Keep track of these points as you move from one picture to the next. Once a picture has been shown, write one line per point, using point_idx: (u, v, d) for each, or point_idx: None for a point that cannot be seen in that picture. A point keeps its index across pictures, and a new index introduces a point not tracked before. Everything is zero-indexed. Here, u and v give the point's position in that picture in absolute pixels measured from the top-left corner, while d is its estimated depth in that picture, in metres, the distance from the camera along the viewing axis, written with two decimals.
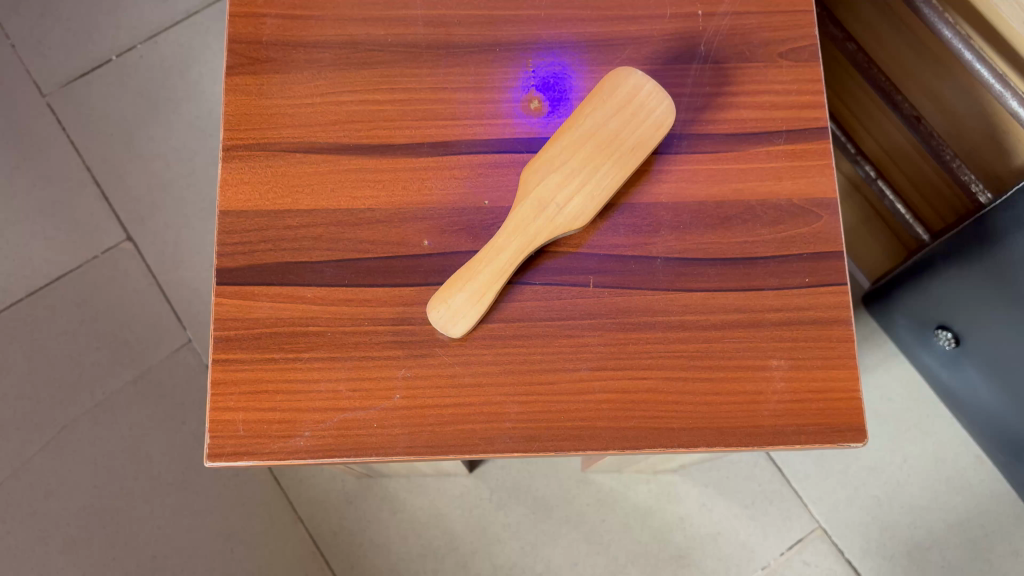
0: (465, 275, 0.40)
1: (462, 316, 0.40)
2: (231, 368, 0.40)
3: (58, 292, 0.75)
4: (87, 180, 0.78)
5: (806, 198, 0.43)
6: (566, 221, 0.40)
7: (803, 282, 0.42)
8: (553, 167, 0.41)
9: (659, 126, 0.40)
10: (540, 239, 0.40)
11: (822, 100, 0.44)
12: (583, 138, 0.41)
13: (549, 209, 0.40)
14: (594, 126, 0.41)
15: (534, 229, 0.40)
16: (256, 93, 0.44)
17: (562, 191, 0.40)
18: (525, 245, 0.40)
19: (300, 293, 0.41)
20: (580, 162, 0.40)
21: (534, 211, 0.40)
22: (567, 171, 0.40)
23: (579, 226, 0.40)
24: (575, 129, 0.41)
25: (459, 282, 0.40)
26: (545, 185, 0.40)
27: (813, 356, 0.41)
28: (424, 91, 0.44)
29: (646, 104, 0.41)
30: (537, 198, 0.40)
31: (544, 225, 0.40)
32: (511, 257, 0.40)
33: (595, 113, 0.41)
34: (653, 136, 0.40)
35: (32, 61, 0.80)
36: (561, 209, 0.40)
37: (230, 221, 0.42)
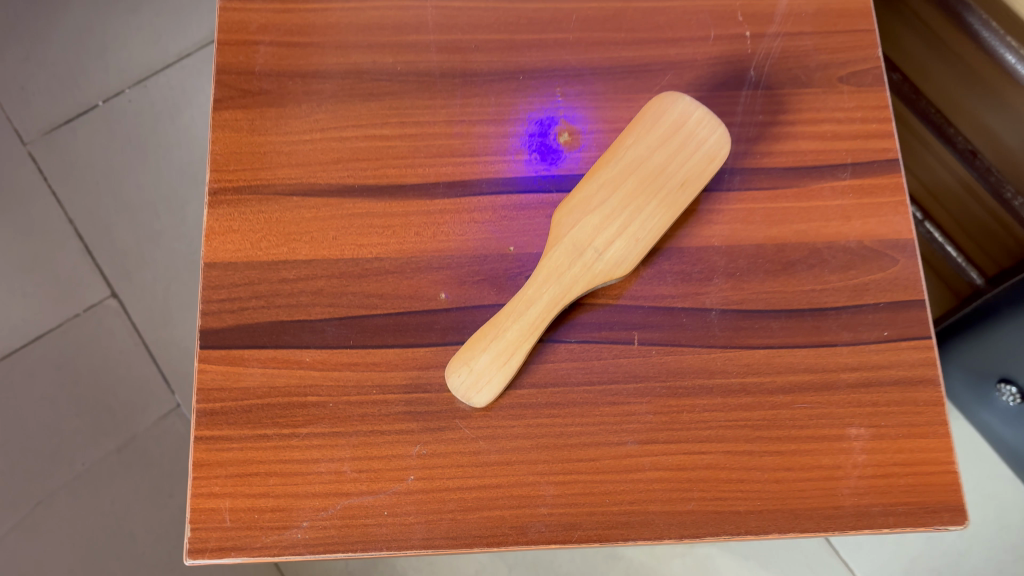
0: (488, 333, 0.35)
1: (486, 381, 0.34)
2: (216, 447, 0.34)
3: (36, 354, 0.69)
4: (69, 233, 0.72)
5: (879, 239, 0.37)
6: (606, 269, 0.35)
7: (881, 336, 0.36)
8: (590, 206, 0.35)
9: (711, 157, 0.35)
10: (576, 289, 0.35)
11: (890, 129, 0.39)
12: (623, 173, 0.35)
13: (586, 256, 0.35)
14: (636, 159, 0.35)
15: (569, 278, 0.35)
16: (247, 128, 0.38)
17: (601, 233, 0.35)
18: (559, 297, 0.35)
19: (297, 358, 0.35)
20: (622, 200, 0.35)
21: (570, 257, 0.35)
22: (607, 210, 0.35)
23: (620, 274, 0.35)
24: (614, 162, 0.35)
25: (483, 340, 0.35)
26: (581, 227, 0.35)
27: (897, 423, 0.35)
28: (438, 125, 0.38)
29: (696, 133, 0.35)
30: (573, 243, 0.35)
31: (580, 274, 0.35)
32: (542, 311, 0.34)
33: (637, 145, 0.35)
34: (705, 170, 0.35)
35: (14, 106, 0.75)
36: (600, 255, 0.35)
37: (216, 274, 0.36)
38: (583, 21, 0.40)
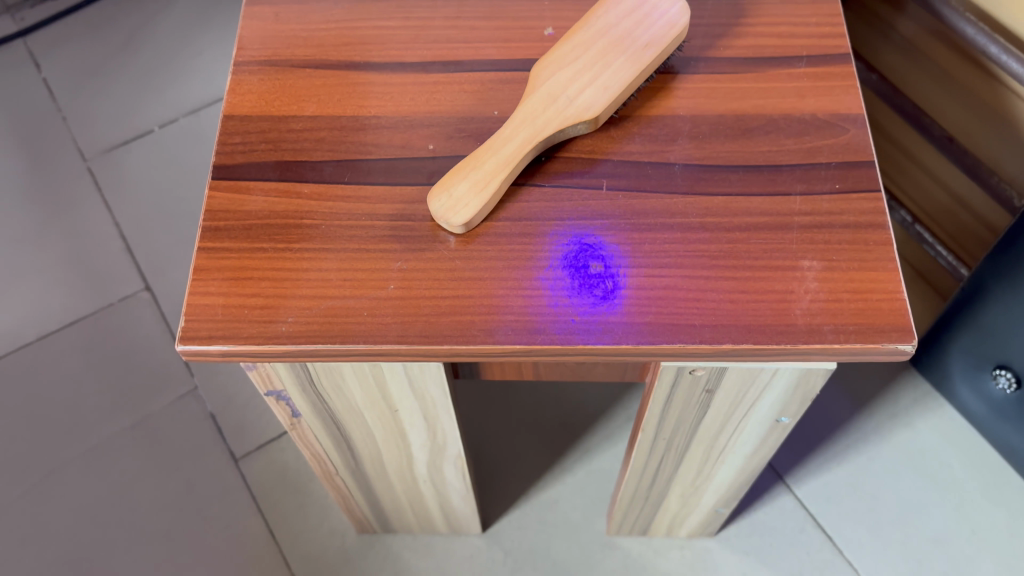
0: (468, 165, 0.38)
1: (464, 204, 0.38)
2: (216, 256, 0.37)
3: (69, 337, 0.73)
4: (114, 235, 0.78)
5: (831, 113, 0.41)
6: (577, 112, 0.39)
7: (833, 189, 0.39)
8: (564, 64, 0.39)
9: (673, 24, 0.40)
10: (549, 128, 0.38)
11: (842, 32, 0.43)
12: (594, 37, 0.40)
13: (559, 101, 0.39)
14: (606, 26, 0.40)
15: (543, 120, 0.38)
16: (273, 18, 0.44)
17: (573, 84, 0.39)
18: (534, 134, 0.38)
19: (296, 189, 0.39)
20: (592, 58, 0.39)
21: (545, 103, 0.39)
22: (579, 66, 0.39)
23: (590, 118, 0.39)
24: (587, 30, 0.40)
25: (463, 171, 0.38)
26: (556, 79, 0.39)
27: (848, 258, 0.37)
28: (438, 21, 0.44)
29: (659, 6, 0.40)
30: (548, 92, 0.39)
31: (553, 116, 0.38)
32: (518, 146, 0.38)
33: (607, 16, 0.40)
34: (668, 34, 0.39)
35: (80, 131, 0.84)
36: (572, 101, 0.39)
37: (232, 123, 0.41)
38: None
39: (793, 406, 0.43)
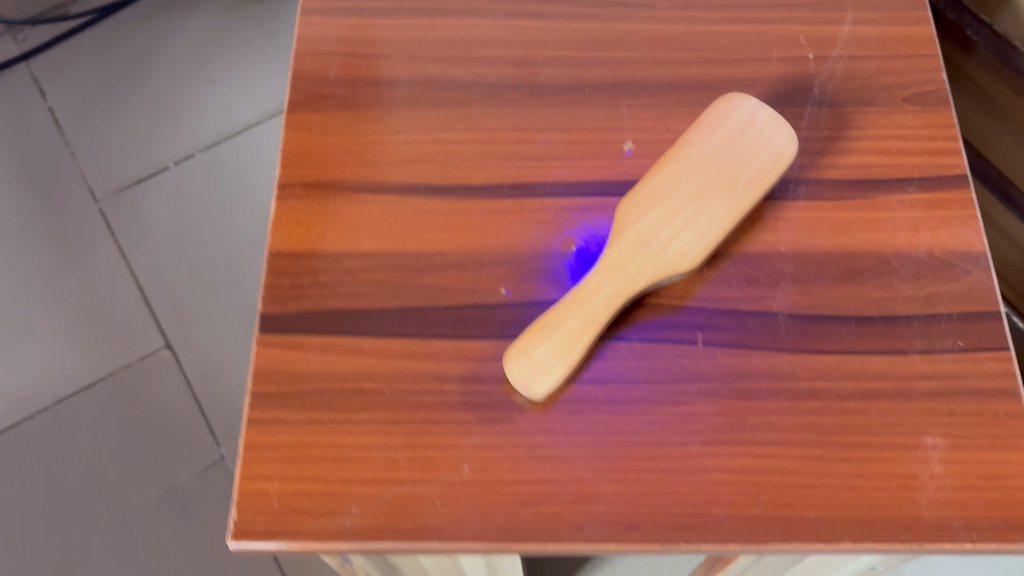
0: (549, 323, 0.34)
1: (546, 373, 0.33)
2: (269, 429, 0.33)
3: (89, 399, 0.71)
4: (132, 287, 0.75)
5: (949, 251, 0.36)
6: (671, 262, 0.34)
7: (955, 346, 0.35)
8: (655, 201, 0.35)
9: (778, 155, 0.35)
10: (640, 281, 0.34)
11: (957, 148, 0.39)
12: (688, 169, 0.35)
13: (651, 248, 0.34)
14: (702, 156, 0.35)
15: (634, 271, 0.34)
16: (319, 129, 0.39)
17: (666, 227, 0.35)
18: (623, 289, 0.34)
19: (354, 345, 0.35)
20: (687, 195, 0.35)
21: (634, 251, 0.34)
22: (673, 205, 0.35)
23: (685, 268, 0.34)
24: (679, 160, 0.35)
25: (543, 330, 0.34)
26: (646, 221, 0.35)
27: (977, 433, 0.33)
28: (503, 131, 0.39)
29: (763, 132, 0.35)
30: (637, 236, 0.35)
31: (645, 266, 0.34)
32: (606, 302, 0.34)
33: (702, 143, 0.35)
34: (772, 168, 0.35)
35: (91, 170, 0.80)
36: (666, 249, 0.34)
37: (280, 262, 0.36)
38: (649, 41, 0.41)
39: (893, 560, 0.39)
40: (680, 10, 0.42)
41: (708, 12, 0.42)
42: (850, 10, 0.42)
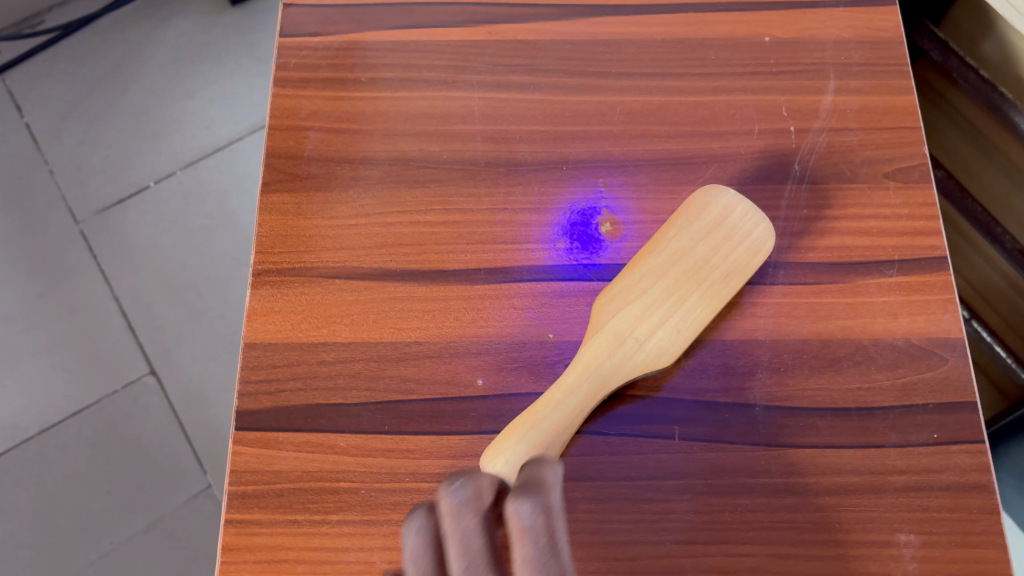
0: (523, 425, 0.32)
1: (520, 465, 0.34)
2: (246, 531, 0.34)
3: (73, 429, 0.70)
4: (114, 310, 0.73)
5: (926, 337, 0.36)
6: (647, 358, 0.34)
7: (931, 438, 0.35)
8: (632, 296, 0.35)
9: (755, 250, 0.35)
10: (616, 378, 0.34)
11: (937, 226, 0.38)
12: (666, 263, 0.35)
13: (628, 344, 0.34)
14: (679, 249, 0.35)
15: (613, 366, 0.34)
16: (294, 212, 0.39)
17: (643, 322, 0.34)
18: (599, 386, 0.34)
19: (331, 442, 0.35)
20: (665, 290, 0.35)
21: (614, 347, 0.34)
22: (650, 300, 0.35)
23: (661, 365, 0.34)
24: (657, 253, 0.35)
25: (517, 432, 0.32)
26: (624, 317, 0.34)
27: (950, 530, 0.33)
28: (480, 212, 0.39)
29: (740, 226, 0.35)
30: (614, 332, 0.34)
31: (621, 363, 0.34)
32: (582, 400, 0.33)
33: (680, 236, 0.35)
34: (749, 263, 0.35)
35: (68, 186, 0.78)
36: (646, 345, 0.34)
37: (255, 354, 0.36)
38: (627, 114, 0.40)
39: None
40: (660, 79, 0.41)
41: (688, 81, 0.41)
42: (832, 78, 0.41)
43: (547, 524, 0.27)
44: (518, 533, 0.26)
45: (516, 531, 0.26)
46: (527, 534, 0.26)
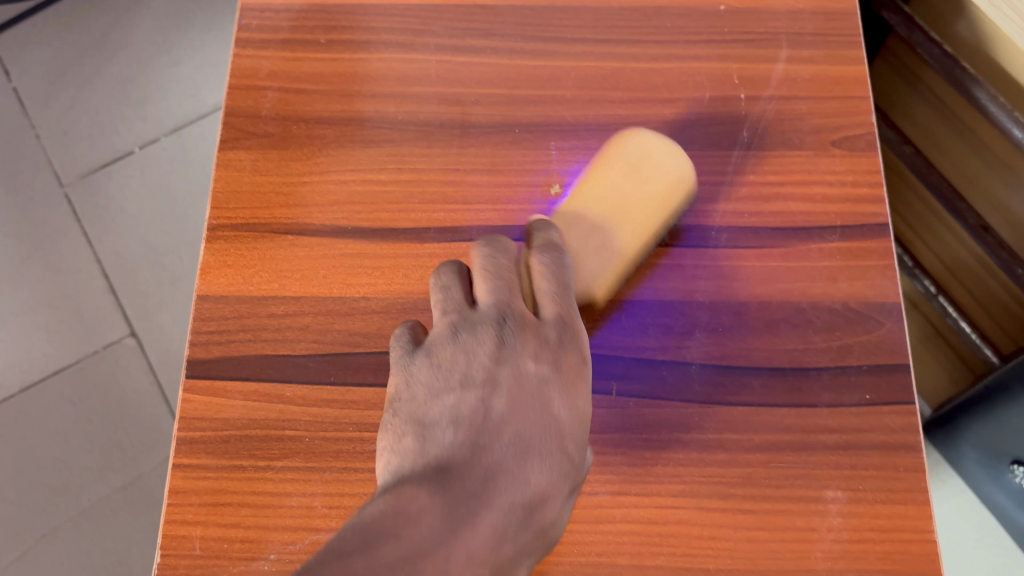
0: None
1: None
2: (192, 475, 0.35)
3: (53, 388, 0.71)
4: (96, 273, 0.74)
5: (864, 302, 0.37)
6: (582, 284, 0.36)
7: (864, 399, 0.36)
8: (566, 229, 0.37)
9: (676, 181, 0.38)
10: None
11: (880, 194, 0.39)
12: (594, 198, 0.37)
13: None
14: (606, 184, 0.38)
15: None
16: (250, 169, 0.39)
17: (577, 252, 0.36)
18: None
19: (277, 392, 0.36)
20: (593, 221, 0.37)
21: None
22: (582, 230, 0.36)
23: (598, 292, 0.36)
24: (585, 191, 0.38)
25: None
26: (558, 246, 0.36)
27: (875, 487, 0.34)
28: (432, 173, 0.39)
29: (660, 160, 0.38)
30: None
31: None
32: None
33: (605, 175, 0.38)
34: (672, 191, 0.38)
35: (54, 149, 0.78)
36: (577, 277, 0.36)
37: (207, 307, 0.37)
38: (580, 80, 0.41)
39: None
40: (613, 44, 0.42)
41: (643, 48, 0.42)
42: (784, 47, 0.42)
43: (563, 271, 0.32)
44: (540, 273, 0.32)
45: (539, 272, 0.32)
46: (549, 275, 0.32)
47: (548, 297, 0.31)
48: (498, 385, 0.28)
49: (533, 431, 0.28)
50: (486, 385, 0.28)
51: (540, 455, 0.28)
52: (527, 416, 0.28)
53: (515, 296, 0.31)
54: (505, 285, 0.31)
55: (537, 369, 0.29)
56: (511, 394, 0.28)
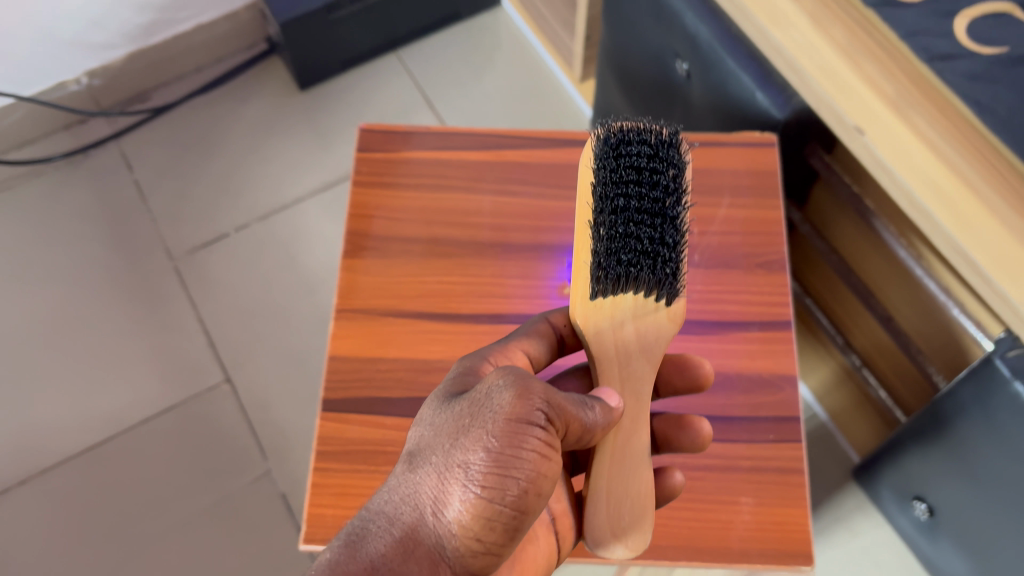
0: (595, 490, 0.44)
1: (612, 544, 0.43)
2: (325, 474, 0.53)
3: (164, 422, 0.89)
4: (200, 330, 0.94)
5: (773, 373, 0.56)
6: (653, 343, 0.45)
7: (769, 438, 0.54)
8: (607, 326, 0.45)
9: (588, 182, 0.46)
10: (643, 375, 0.45)
11: (787, 300, 0.58)
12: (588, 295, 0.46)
13: (629, 355, 0.45)
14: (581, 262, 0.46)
15: (629, 373, 0.45)
16: (362, 271, 0.59)
17: (625, 334, 0.45)
18: (640, 388, 0.45)
19: (382, 422, 0.54)
20: (608, 307, 0.45)
21: (615, 355, 0.45)
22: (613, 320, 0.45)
23: (665, 334, 0.45)
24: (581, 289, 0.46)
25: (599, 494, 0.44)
26: (607, 345, 0.45)
27: (774, 495, 0.52)
28: (485, 277, 0.59)
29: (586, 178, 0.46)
30: (618, 358, 0.45)
31: (642, 365, 0.45)
32: (639, 421, 0.44)
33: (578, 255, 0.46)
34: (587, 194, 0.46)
35: (167, 232, 0.99)
36: (637, 330, 0.45)
37: (335, 364, 0.56)
38: None
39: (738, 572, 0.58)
40: None
41: None
42: (727, 197, 0.61)
43: (542, 325, 0.50)
44: (531, 330, 0.50)
45: (528, 330, 0.50)
46: (535, 329, 0.50)
47: (531, 339, 0.49)
48: (417, 442, 0.38)
49: (438, 442, 0.37)
50: (411, 447, 0.38)
51: (446, 452, 0.36)
52: (431, 442, 0.37)
53: (509, 339, 0.49)
54: (505, 339, 0.49)
55: (442, 414, 0.38)
56: (422, 439, 0.38)
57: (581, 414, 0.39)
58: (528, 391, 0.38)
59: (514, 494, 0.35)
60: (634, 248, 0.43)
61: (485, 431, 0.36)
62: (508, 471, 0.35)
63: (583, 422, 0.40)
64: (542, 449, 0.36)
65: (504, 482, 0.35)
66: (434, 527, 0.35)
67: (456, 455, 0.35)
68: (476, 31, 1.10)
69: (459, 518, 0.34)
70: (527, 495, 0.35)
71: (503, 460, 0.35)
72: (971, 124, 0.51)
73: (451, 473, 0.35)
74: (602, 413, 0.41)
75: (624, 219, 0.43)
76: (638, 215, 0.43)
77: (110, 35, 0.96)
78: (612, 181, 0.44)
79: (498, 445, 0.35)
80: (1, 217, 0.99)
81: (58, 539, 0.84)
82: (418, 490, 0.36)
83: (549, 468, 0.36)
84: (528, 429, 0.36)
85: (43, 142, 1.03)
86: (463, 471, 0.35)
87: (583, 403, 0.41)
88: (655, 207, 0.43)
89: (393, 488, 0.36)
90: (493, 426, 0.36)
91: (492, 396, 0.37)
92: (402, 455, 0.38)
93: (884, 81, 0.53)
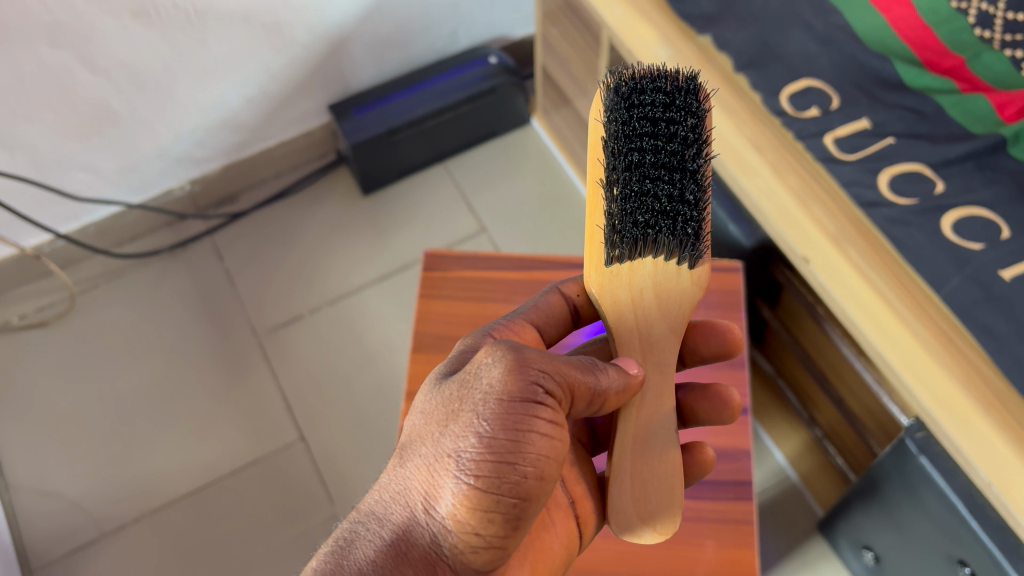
0: (621, 474, 0.52)
1: (641, 527, 0.51)
2: None
3: (251, 471, 1.08)
4: (279, 396, 1.13)
5: (733, 445, 0.75)
6: (669, 297, 0.55)
7: (727, 495, 0.73)
8: (627, 290, 0.55)
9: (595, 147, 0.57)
10: (662, 326, 0.55)
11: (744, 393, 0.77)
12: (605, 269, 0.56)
13: (647, 312, 0.55)
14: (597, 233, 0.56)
15: (648, 330, 0.55)
16: (425, 362, 0.78)
17: (642, 295, 0.55)
18: (661, 338, 0.55)
19: None
20: (626, 271, 0.56)
21: (633, 321, 0.55)
22: (631, 285, 0.55)
23: (678, 288, 0.55)
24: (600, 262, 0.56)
25: (624, 476, 0.52)
26: (627, 306, 0.55)
27: (730, 538, 0.71)
28: None
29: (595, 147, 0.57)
30: (638, 317, 0.55)
31: (661, 318, 0.55)
32: (662, 371, 0.54)
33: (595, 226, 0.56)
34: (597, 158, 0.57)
35: (252, 312, 1.19)
36: (654, 289, 0.55)
37: None
38: None
39: None
40: None
41: None
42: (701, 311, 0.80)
43: (542, 294, 0.63)
44: (532, 300, 0.62)
45: (530, 301, 0.62)
46: (535, 298, 0.62)
47: (533, 305, 0.62)
48: (417, 431, 0.48)
49: (437, 436, 0.46)
50: (414, 436, 0.48)
51: (443, 446, 0.45)
52: (428, 433, 0.47)
53: (513, 313, 0.61)
54: (513, 313, 0.62)
55: (437, 404, 0.48)
56: (424, 427, 0.47)
57: (587, 384, 0.49)
58: (521, 374, 0.46)
59: (510, 475, 0.44)
60: (653, 198, 0.53)
61: (481, 423, 0.45)
62: (497, 460, 0.44)
63: (590, 388, 0.49)
64: (530, 433, 0.45)
65: (500, 466, 0.44)
66: (437, 515, 0.45)
67: (456, 448, 0.45)
68: (510, 148, 1.32)
69: (456, 503, 0.44)
70: (518, 476, 0.44)
71: (495, 447, 0.44)
72: (892, 255, 0.71)
73: (448, 468, 0.45)
74: (618, 375, 0.51)
75: (641, 174, 0.53)
76: (654, 171, 0.53)
77: (209, 152, 1.18)
78: (625, 142, 0.54)
79: (491, 431, 0.44)
80: (117, 298, 1.20)
81: (163, 566, 1.02)
82: (422, 483, 0.46)
83: (542, 446, 0.45)
84: (524, 410, 0.45)
85: (150, 237, 1.25)
86: (457, 463, 0.45)
87: (599, 366, 0.51)
88: (668, 161, 0.53)
89: (403, 480, 0.47)
90: (488, 413, 0.45)
91: (483, 390, 0.46)
92: (410, 440, 0.48)
93: (827, 221, 0.73)
